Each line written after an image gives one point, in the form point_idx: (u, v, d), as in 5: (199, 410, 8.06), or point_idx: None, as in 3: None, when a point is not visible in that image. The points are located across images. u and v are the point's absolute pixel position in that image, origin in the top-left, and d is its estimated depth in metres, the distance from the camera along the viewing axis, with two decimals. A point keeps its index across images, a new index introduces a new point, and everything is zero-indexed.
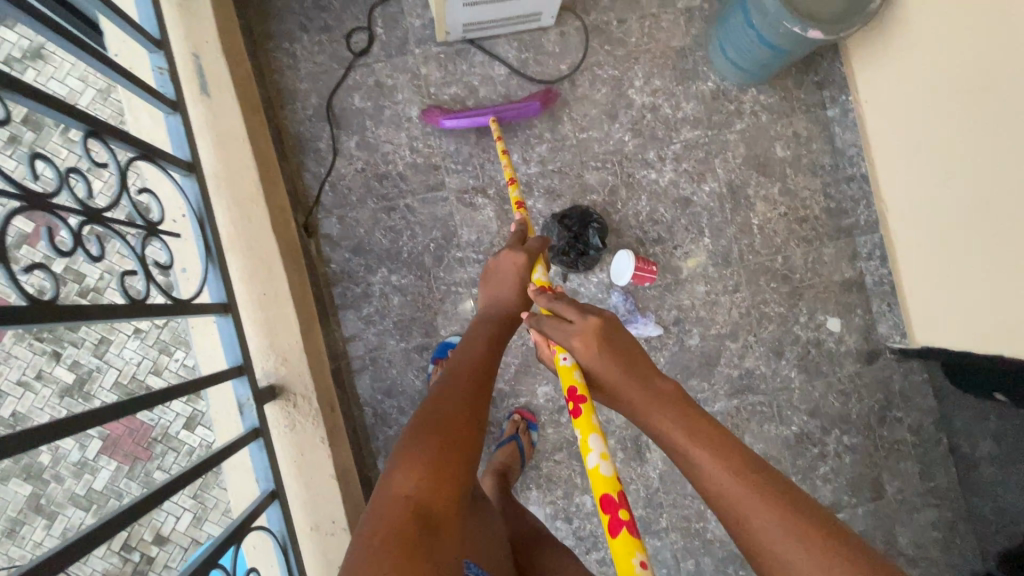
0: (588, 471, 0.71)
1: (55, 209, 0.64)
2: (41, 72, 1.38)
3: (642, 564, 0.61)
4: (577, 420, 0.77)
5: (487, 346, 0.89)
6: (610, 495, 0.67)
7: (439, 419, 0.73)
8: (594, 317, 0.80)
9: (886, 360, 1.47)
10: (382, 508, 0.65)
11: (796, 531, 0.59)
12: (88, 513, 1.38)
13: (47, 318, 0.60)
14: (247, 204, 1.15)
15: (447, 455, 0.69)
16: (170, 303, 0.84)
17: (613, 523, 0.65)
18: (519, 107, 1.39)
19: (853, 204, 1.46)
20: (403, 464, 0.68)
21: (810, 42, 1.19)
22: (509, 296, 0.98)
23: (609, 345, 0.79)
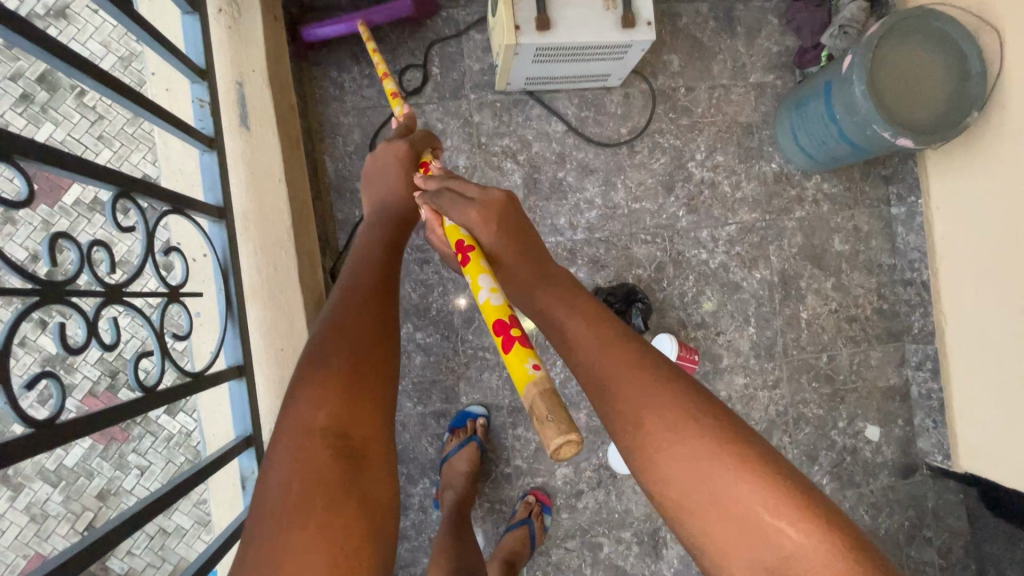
0: (480, 306, 0.70)
1: (70, 297, 0.55)
2: (61, 32, 1.20)
3: (535, 368, 0.59)
4: (467, 269, 0.74)
5: (391, 245, 0.78)
6: (504, 321, 0.66)
7: (344, 338, 0.61)
8: (495, 192, 0.77)
9: (922, 476, 1.39)
10: (291, 451, 0.54)
11: (666, 405, 0.57)
12: (55, 489, 1.21)
13: (46, 442, 0.50)
14: (274, 249, 1.06)
15: (362, 376, 0.59)
16: (184, 382, 0.75)
17: (505, 342, 0.63)
18: (572, 168, 1.30)
19: (906, 309, 1.38)
20: (310, 397, 0.57)
21: (896, 147, 1.11)
22: (401, 191, 0.84)
23: (506, 221, 0.76)
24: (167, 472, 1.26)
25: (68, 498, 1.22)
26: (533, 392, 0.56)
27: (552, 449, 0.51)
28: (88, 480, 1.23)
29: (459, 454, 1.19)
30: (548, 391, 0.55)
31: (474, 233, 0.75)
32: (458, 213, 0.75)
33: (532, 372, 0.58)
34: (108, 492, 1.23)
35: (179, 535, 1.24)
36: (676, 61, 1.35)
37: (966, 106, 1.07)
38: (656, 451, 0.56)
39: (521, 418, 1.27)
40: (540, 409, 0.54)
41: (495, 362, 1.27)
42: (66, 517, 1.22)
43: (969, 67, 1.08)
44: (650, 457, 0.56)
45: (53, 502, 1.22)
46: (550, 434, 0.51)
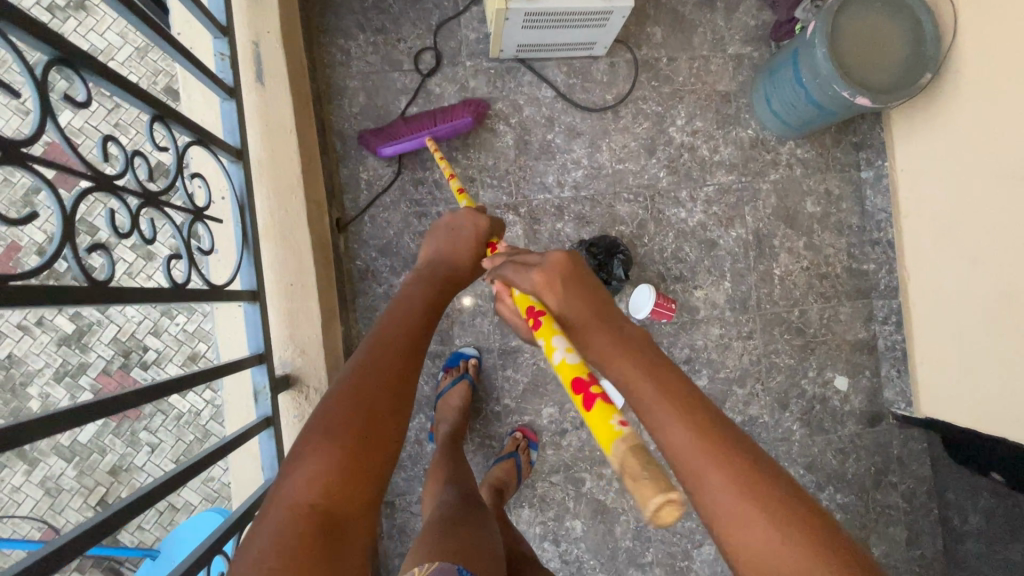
0: (554, 365, 0.71)
1: (119, 190, 0.66)
2: (81, 22, 1.35)
3: (621, 424, 0.57)
4: (540, 332, 0.77)
5: (422, 313, 0.82)
6: (582, 379, 0.66)
7: (357, 403, 0.64)
8: (558, 255, 0.81)
9: (888, 425, 1.48)
10: (276, 517, 0.55)
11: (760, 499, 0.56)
12: (70, 464, 1.38)
13: (98, 300, 0.62)
14: (286, 194, 1.17)
15: (368, 449, 0.61)
16: (207, 289, 0.86)
17: (586, 401, 0.63)
18: (560, 131, 1.41)
19: (875, 268, 1.47)
20: (309, 467, 0.58)
21: (855, 107, 1.21)
22: (462, 259, 0.96)
23: (571, 282, 0.79)
24: (174, 449, 1.41)
25: (82, 474, 1.39)
26: (621, 449, 0.53)
27: (652, 511, 0.46)
28: (101, 458, 1.39)
29: (452, 390, 1.30)
30: (637, 448, 0.52)
31: (541, 297, 0.79)
32: (526, 282, 0.81)
33: (618, 429, 0.56)
34: (119, 468, 1.39)
35: (186, 510, 1.42)
36: (658, 33, 1.45)
37: (920, 67, 1.17)
38: (752, 542, 0.54)
39: (510, 360, 1.38)
40: (631, 467, 0.50)
41: (486, 308, 1.37)
42: (80, 492, 1.38)
43: (923, 33, 1.17)
44: (750, 552, 0.54)
45: (68, 478, 1.38)
46: (647, 492, 0.47)
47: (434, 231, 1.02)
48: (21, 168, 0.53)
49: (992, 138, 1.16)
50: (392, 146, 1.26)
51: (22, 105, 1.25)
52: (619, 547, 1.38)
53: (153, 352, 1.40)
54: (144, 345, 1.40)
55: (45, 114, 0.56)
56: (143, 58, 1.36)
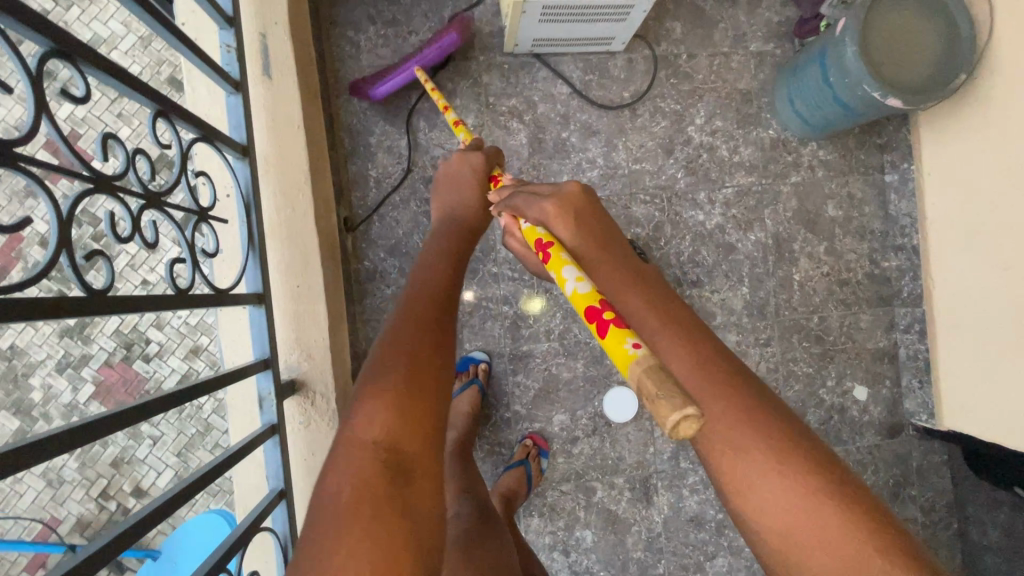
0: (566, 296, 0.66)
1: (119, 192, 0.62)
2: (84, 10, 1.30)
3: (636, 347, 0.52)
4: (551, 264, 0.72)
5: (449, 262, 0.79)
6: (597, 306, 0.61)
7: (402, 343, 0.62)
8: (569, 186, 0.78)
9: (908, 436, 1.44)
10: (345, 460, 0.55)
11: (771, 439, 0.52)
12: (71, 456, 1.35)
13: (97, 310, 0.58)
14: (292, 193, 1.13)
15: (421, 386, 0.59)
16: (211, 293, 0.82)
17: (600, 327, 0.58)
18: (575, 129, 1.36)
19: (897, 274, 1.43)
20: (366, 409, 0.57)
21: (886, 109, 1.16)
22: (470, 206, 0.91)
23: (583, 213, 0.76)
24: (177, 442, 1.38)
25: (83, 466, 1.36)
26: (636, 371, 0.47)
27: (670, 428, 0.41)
28: (103, 450, 1.36)
29: (460, 397, 1.26)
30: (657, 371, 0.46)
31: (551, 229, 0.75)
32: (536, 210, 0.76)
33: (632, 352, 0.50)
34: (121, 460, 1.37)
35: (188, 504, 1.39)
36: (678, 28, 1.40)
37: (954, 69, 1.12)
38: (743, 471, 0.52)
39: (521, 365, 1.34)
40: (649, 388, 0.45)
41: (497, 311, 1.33)
42: (82, 484, 1.36)
43: (959, 32, 1.12)
44: (740, 474, 0.52)
45: (70, 469, 1.35)
46: (665, 411, 0.42)
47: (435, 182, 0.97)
48: (13, 169, 0.49)
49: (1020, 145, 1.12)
50: (382, 84, 1.22)
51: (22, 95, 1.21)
52: (630, 558, 1.35)
53: (155, 344, 1.37)
54: (146, 337, 1.37)
55: (40, 110, 0.52)
56: (146, 48, 1.32)
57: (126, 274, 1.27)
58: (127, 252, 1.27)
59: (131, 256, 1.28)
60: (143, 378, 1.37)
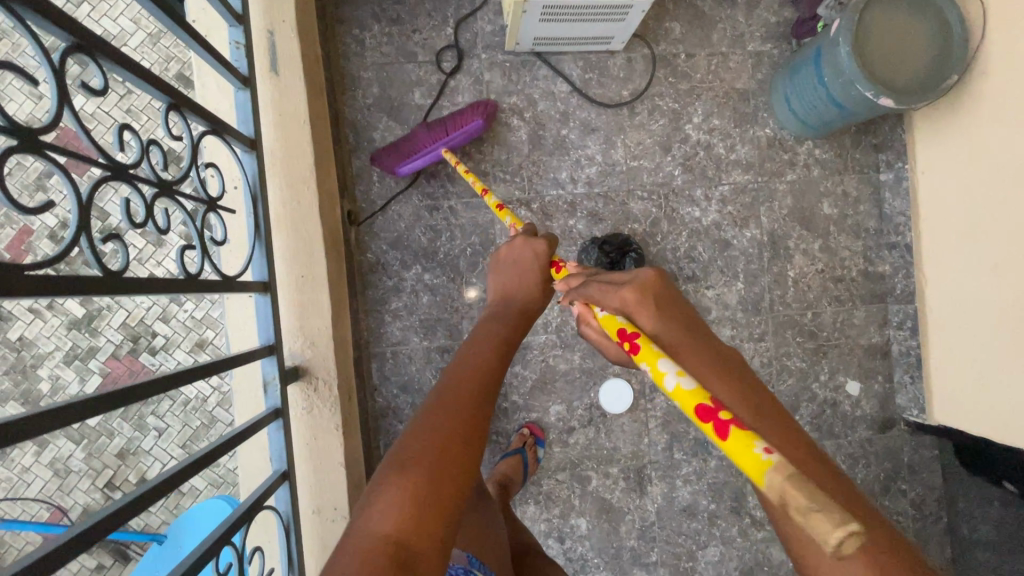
0: (666, 393, 0.56)
1: (134, 180, 0.66)
2: (95, 8, 1.34)
3: (769, 453, 0.42)
4: (640, 355, 0.64)
5: (498, 351, 0.76)
6: (709, 404, 0.51)
7: (437, 429, 0.59)
8: (646, 272, 0.77)
9: (899, 431, 1.46)
10: (355, 549, 0.50)
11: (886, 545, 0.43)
12: (79, 447, 1.39)
13: (112, 289, 0.61)
14: (298, 185, 1.16)
15: (449, 484, 0.55)
16: (219, 280, 0.85)
17: (719, 429, 0.48)
18: (575, 126, 1.39)
19: (891, 272, 1.45)
20: (388, 493, 0.53)
21: (878, 108, 1.18)
22: (528, 288, 0.92)
23: (662, 299, 0.74)
24: (181, 434, 1.42)
25: (90, 456, 1.40)
26: (778, 481, 0.38)
27: (834, 547, 0.34)
28: (109, 441, 1.40)
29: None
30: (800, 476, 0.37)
31: (632, 319, 0.72)
32: (615, 298, 0.74)
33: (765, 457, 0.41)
34: (127, 451, 1.40)
35: (192, 495, 1.42)
36: (677, 28, 1.42)
37: (947, 69, 1.14)
38: None
39: (519, 356, 1.37)
40: (794, 493, 0.36)
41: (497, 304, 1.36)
42: (88, 474, 1.40)
43: (951, 33, 1.14)
44: None
45: (77, 459, 1.39)
46: (825, 526, 0.34)
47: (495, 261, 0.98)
48: (37, 156, 0.52)
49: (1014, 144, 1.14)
50: (409, 164, 1.25)
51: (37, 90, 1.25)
52: (623, 546, 1.38)
53: (161, 337, 1.41)
54: (152, 330, 1.41)
55: (62, 101, 0.55)
56: (154, 45, 1.35)
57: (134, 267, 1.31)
58: (135, 245, 1.31)
59: (139, 249, 1.31)
60: (149, 370, 1.41)
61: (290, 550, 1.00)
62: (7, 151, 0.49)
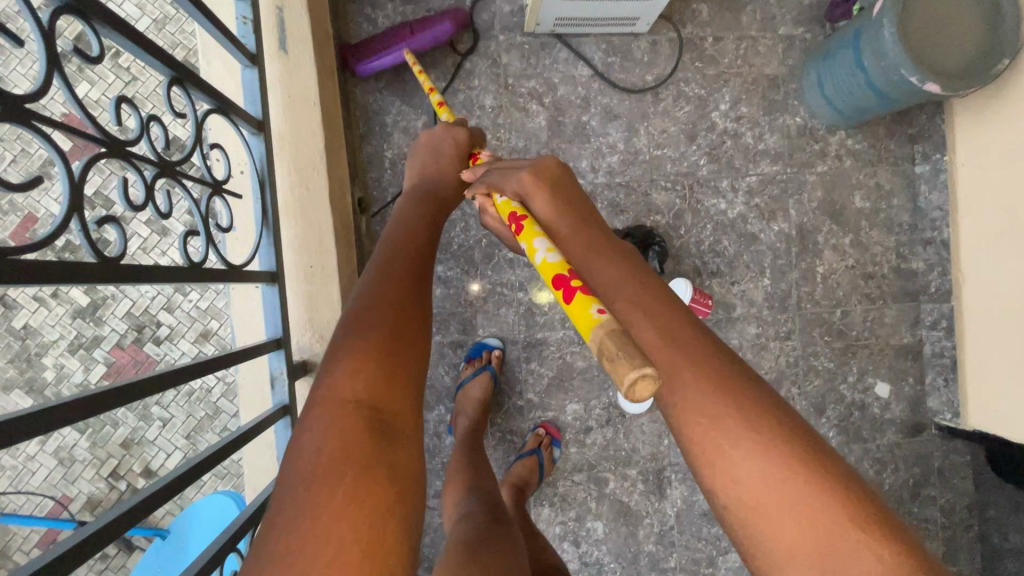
0: (537, 266, 0.64)
1: (132, 159, 0.60)
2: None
3: (601, 313, 0.52)
4: (522, 236, 0.72)
5: (426, 236, 0.78)
6: (564, 274, 0.59)
7: (375, 309, 0.63)
8: (546, 160, 0.83)
9: (930, 435, 1.40)
10: (326, 415, 0.55)
11: (718, 381, 0.58)
12: (82, 435, 1.35)
13: (109, 278, 0.55)
14: (308, 170, 1.11)
15: (395, 354, 0.60)
16: (224, 270, 0.80)
17: (566, 294, 0.57)
18: (596, 112, 1.32)
19: (925, 269, 1.38)
20: (346, 365, 0.58)
21: (922, 94, 1.12)
22: (445, 175, 0.92)
23: (559, 188, 0.80)
24: (186, 424, 1.38)
25: (95, 445, 1.36)
26: (598, 334, 0.49)
27: (627, 389, 0.43)
28: (114, 430, 1.36)
29: (472, 384, 1.23)
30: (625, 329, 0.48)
31: (528, 203, 0.78)
32: (513, 182, 0.79)
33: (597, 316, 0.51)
34: (132, 441, 1.36)
35: (197, 486, 1.38)
36: (704, 10, 1.35)
37: (996, 53, 1.07)
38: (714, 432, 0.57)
39: (535, 353, 1.31)
40: (609, 348, 0.46)
41: (512, 297, 1.30)
42: (92, 463, 1.36)
43: (1001, 16, 1.08)
44: (710, 448, 0.56)
45: (81, 448, 1.35)
46: (625, 369, 0.44)
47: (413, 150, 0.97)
48: (23, 128, 0.46)
49: None
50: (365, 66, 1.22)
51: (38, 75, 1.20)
52: (641, 551, 1.33)
53: (165, 327, 1.36)
54: (157, 320, 1.36)
55: (52, 68, 0.50)
56: (160, 29, 1.30)
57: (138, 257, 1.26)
58: (138, 235, 1.26)
59: (143, 238, 1.26)
60: (154, 361, 1.36)
61: None
62: None
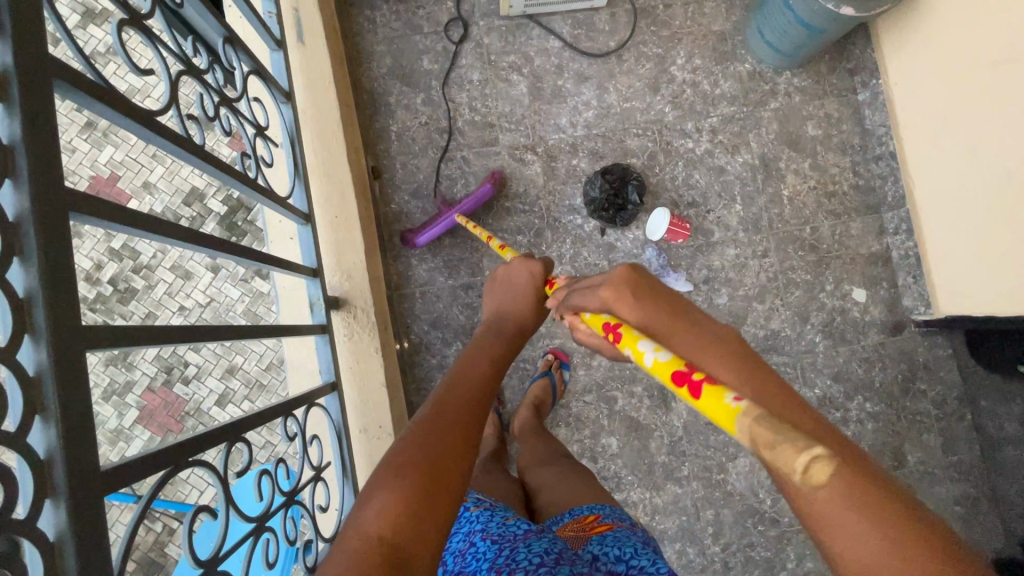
0: (645, 369, 0.58)
1: (205, 82, 0.80)
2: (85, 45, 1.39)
3: (739, 400, 0.46)
4: (620, 343, 0.64)
5: (487, 370, 0.80)
6: (683, 368, 0.54)
7: (432, 439, 0.61)
8: (620, 268, 0.71)
9: (911, 332, 1.51)
10: (347, 549, 0.52)
11: (850, 478, 0.41)
12: None
13: (200, 158, 0.73)
14: (327, 137, 1.31)
15: (434, 495, 0.56)
16: (270, 192, 0.98)
17: (691, 389, 0.51)
18: (569, 77, 1.53)
19: (881, 182, 1.54)
20: (377, 501, 0.54)
21: (842, 19, 1.30)
22: (522, 309, 0.99)
23: (643, 288, 0.68)
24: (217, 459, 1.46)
25: None
26: (747, 422, 0.43)
27: (800, 474, 0.39)
28: None
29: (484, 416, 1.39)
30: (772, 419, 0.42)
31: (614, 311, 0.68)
32: (595, 299, 0.71)
33: (736, 405, 0.45)
34: None
35: None
36: None
37: None
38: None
39: None
40: (765, 436, 0.41)
41: (513, 241, 1.47)
42: None
43: None
44: None
45: None
46: (790, 456, 0.39)
47: (494, 281, 1.06)
48: (142, 35, 0.66)
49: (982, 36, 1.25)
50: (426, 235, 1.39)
51: (69, 142, 1.46)
52: (655, 462, 1.44)
53: (193, 366, 1.48)
54: (185, 360, 1.49)
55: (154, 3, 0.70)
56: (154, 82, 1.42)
57: (165, 301, 1.49)
58: (166, 280, 1.50)
59: (169, 284, 1.49)
60: (183, 400, 1.48)
61: (341, 455, 1.08)
62: (122, 21, 0.62)
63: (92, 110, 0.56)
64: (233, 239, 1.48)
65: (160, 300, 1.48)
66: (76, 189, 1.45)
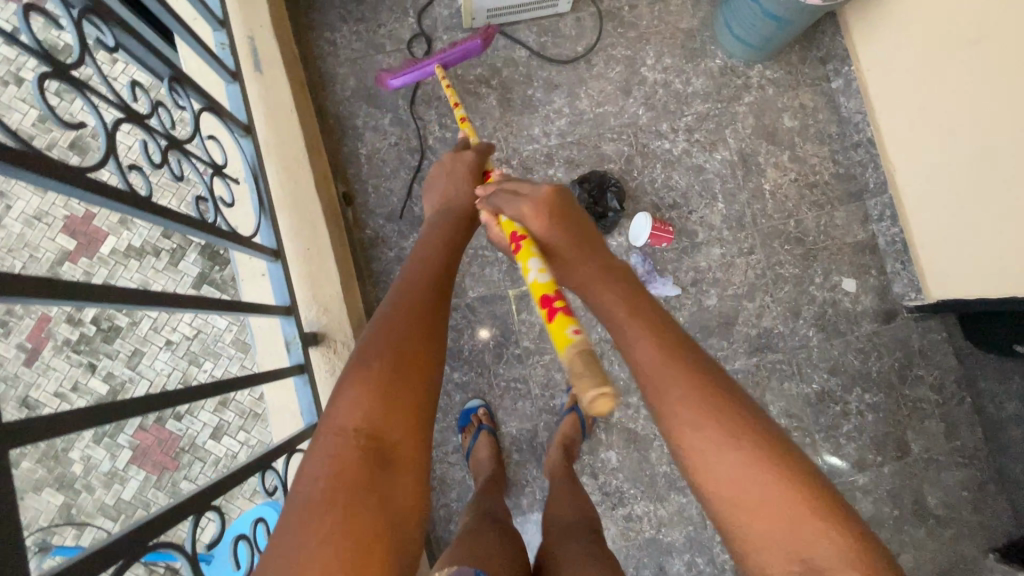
0: (527, 284, 0.78)
1: (149, 127, 0.75)
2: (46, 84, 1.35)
3: (575, 333, 0.65)
4: (518, 254, 0.83)
5: (442, 256, 0.85)
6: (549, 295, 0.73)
7: (394, 340, 0.69)
8: (544, 189, 0.84)
9: (903, 319, 1.49)
10: (329, 445, 0.63)
11: (738, 433, 0.63)
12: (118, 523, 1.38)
13: (144, 211, 0.68)
14: (292, 167, 1.26)
15: (398, 388, 0.66)
16: (232, 233, 0.93)
17: (548, 313, 0.71)
18: (539, 86, 1.50)
19: (861, 169, 1.52)
20: (349, 397, 0.65)
21: (808, 9, 1.27)
22: (461, 196, 0.97)
23: (558, 211, 0.83)
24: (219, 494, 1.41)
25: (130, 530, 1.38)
26: (573, 356, 0.61)
27: (587, 402, 0.56)
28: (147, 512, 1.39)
29: (478, 443, 1.33)
30: (590, 357, 0.60)
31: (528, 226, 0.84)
32: (513, 209, 0.85)
33: (571, 338, 0.64)
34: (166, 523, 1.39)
35: None
36: None
37: None
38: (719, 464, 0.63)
39: (525, 304, 1.43)
40: (577, 368, 0.59)
41: (494, 257, 1.44)
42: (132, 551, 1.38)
43: None
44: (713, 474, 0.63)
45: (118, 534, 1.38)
46: (585, 386, 0.57)
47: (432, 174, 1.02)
48: (69, 87, 0.61)
49: (953, 16, 1.22)
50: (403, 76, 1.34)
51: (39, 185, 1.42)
52: (657, 473, 1.40)
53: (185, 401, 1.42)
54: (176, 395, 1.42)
55: (82, 51, 0.66)
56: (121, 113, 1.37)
57: (151, 337, 1.43)
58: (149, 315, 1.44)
59: (153, 319, 1.44)
60: (177, 436, 1.42)
61: None
62: (42, 74, 0.58)
63: (12, 176, 0.51)
64: (217, 267, 1.43)
65: (145, 335, 1.42)
66: (51, 229, 1.40)
